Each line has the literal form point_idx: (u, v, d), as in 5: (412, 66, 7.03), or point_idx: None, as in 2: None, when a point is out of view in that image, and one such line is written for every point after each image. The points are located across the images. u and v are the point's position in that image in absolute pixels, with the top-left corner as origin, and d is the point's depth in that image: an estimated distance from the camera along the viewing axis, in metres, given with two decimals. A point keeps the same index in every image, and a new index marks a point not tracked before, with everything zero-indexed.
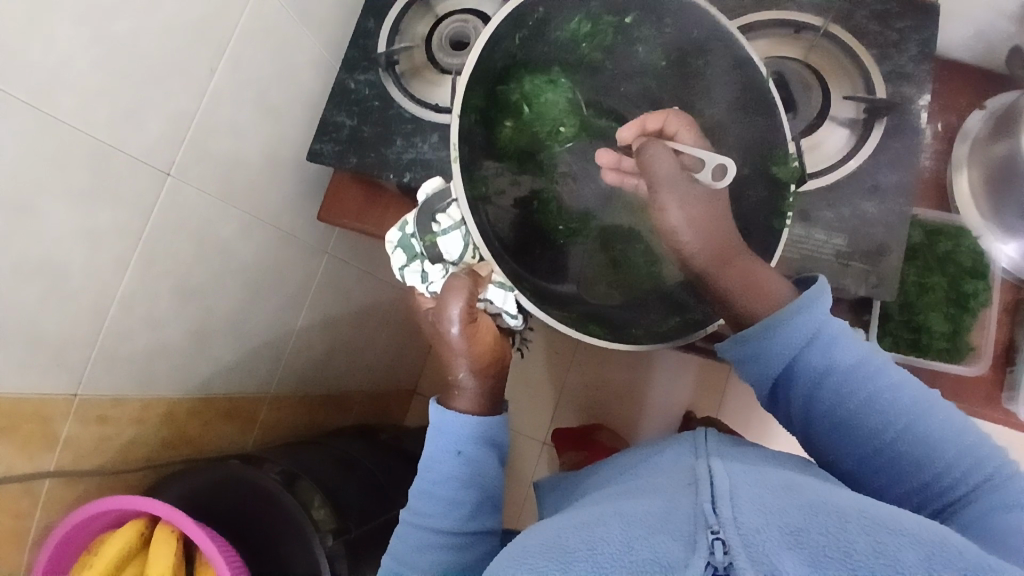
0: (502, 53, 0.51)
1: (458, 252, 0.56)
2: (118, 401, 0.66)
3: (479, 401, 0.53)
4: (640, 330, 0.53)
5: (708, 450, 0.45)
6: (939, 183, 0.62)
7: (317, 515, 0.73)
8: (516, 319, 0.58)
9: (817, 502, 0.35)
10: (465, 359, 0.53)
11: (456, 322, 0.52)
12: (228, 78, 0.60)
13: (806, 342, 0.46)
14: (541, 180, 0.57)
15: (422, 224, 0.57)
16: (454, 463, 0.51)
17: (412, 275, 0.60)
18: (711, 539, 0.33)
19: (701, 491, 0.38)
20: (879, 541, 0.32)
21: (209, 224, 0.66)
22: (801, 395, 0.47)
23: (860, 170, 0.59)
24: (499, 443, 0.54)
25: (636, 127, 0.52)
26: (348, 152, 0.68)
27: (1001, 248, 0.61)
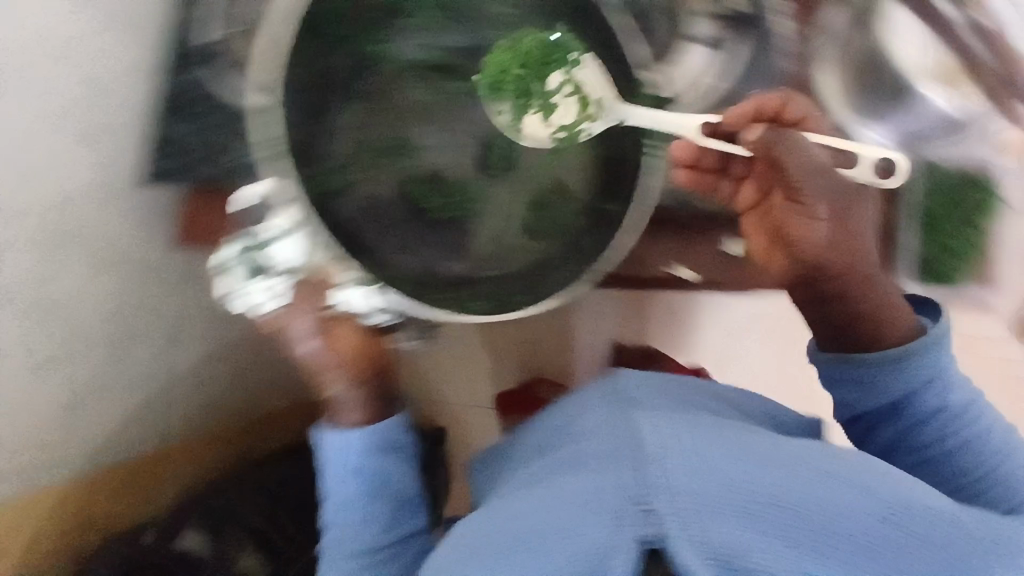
0: (321, 22, 0.46)
1: (289, 259, 0.51)
2: None
3: (364, 410, 0.50)
4: (525, 297, 0.56)
5: (617, 402, 0.47)
6: (804, 87, 0.64)
7: (244, 565, 0.70)
8: (383, 316, 0.53)
9: (740, 454, 0.38)
10: (338, 371, 0.50)
11: (306, 336, 0.51)
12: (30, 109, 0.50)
13: (926, 382, 0.48)
14: (403, 161, 0.53)
15: (247, 236, 0.53)
16: (354, 483, 0.48)
17: (244, 301, 0.55)
18: (643, 510, 0.33)
19: (630, 450, 0.38)
20: (812, 488, 0.35)
21: (50, 285, 0.56)
22: (894, 427, 0.50)
23: (729, 91, 0.60)
24: (408, 445, 0.51)
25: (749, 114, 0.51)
26: (190, 166, 0.60)
27: (868, 133, 0.61)
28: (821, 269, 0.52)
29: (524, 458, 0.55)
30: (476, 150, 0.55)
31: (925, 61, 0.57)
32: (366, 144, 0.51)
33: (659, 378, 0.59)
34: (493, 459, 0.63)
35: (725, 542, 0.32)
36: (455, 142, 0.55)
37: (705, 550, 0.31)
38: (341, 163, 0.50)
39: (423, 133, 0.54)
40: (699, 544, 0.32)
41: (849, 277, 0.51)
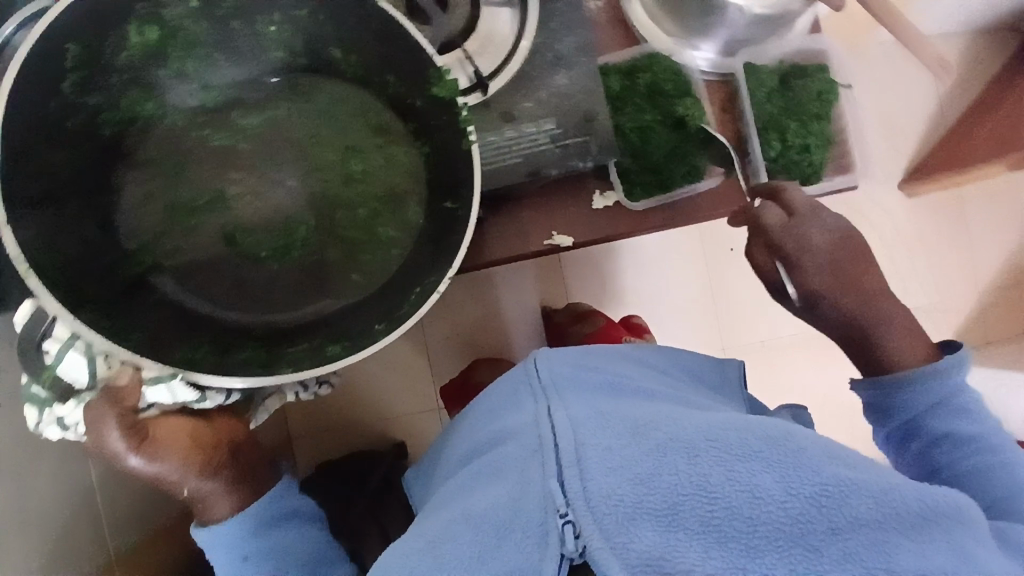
0: (58, 112, 0.43)
1: (88, 374, 0.48)
2: None
3: (232, 493, 0.54)
4: (383, 325, 0.49)
5: (548, 392, 0.50)
6: (617, 19, 0.62)
7: None
8: (206, 397, 0.53)
9: (664, 442, 0.42)
10: (182, 474, 0.51)
11: (127, 453, 0.48)
12: None
13: (937, 402, 0.53)
14: (219, 215, 0.52)
15: (30, 362, 0.48)
16: (250, 568, 0.54)
17: (52, 428, 0.50)
18: (563, 524, 0.38)
19: (549, 464, 0.42)
20: (731, 470, 0.39)
21: None
22: (920, 446, 0.53)
23: (538, 46, 0.57)
24: (290, 508, 0.57)
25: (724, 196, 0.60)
26: None
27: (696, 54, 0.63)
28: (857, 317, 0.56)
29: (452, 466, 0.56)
30: (291, 184, 0.53)
31: None
32: (162, 214, 0.50)
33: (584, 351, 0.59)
34: (428, 460, 0.65)
35: (642, 544, 0.36)
36: (279, 177, 0.53)
37: (623, 553, 0.36)
38: (140, 242, 0.49)
39: (229, 176, 0.52)
40: (618, 552, 0.36)
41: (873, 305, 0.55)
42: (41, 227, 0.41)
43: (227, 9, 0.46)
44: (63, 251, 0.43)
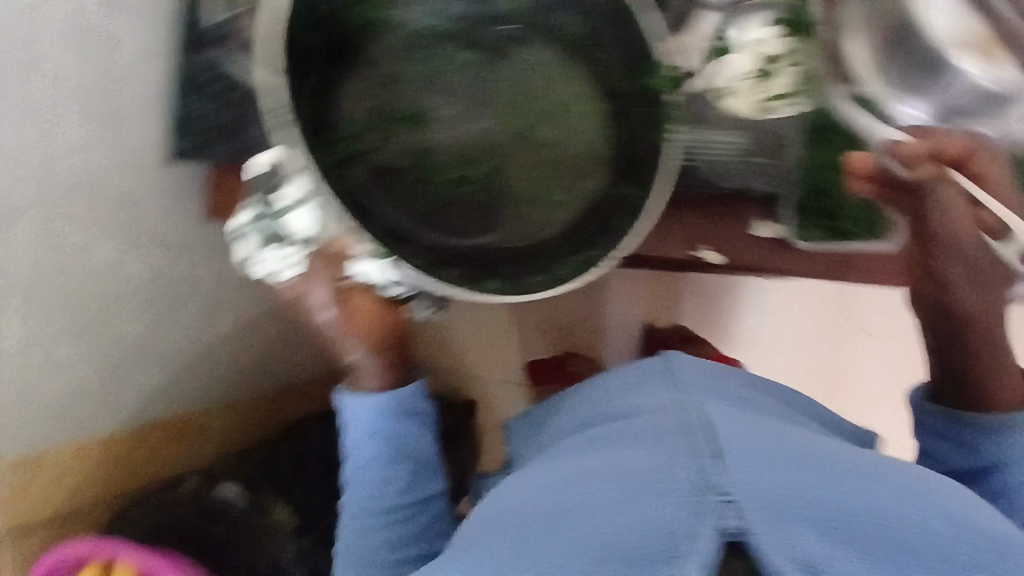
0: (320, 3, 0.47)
1: (300, 232, 0.51)
2: (41, 456, 0.64)
3: (381, 377, 0.54)
4: (541, 278, 0.54)
5: (679, 387, 0.50)
6: (836, 55, 0.61)
7: (277, 516, 0.74)
8: (403, 288, 0.53)
9: (818, 462, 0.40)
10: (354, 340, 0.53)
11: (327, 304, 0.53)
12: (56, 86, 0.52)
13: (1019, 458, 0.48)
14: (414, 133, 0.51)
15: (263, 203, 0.53)
16: (374, 445, 0.52)
17: (263, 266, 0.56)
18: (719, 503, 0.36)
19: (700, 445, 0.40)
20: (881, 498, 0.37)
21: (84, 252, 0.60)
22: (981, 492, 0.50)
23: (755, 60, 0.57)
24: (423, 409, 0.55)
25: (926, 152, 0.51)
26: (205, 144, 0.62)
27: (905, 109, 0.60)
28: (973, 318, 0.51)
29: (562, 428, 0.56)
30: (483, 126, 0.53)
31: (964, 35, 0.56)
32: (368, 115, 0.50)
33: (702, 361, 0.58)
34: (540, 412, 0.64)
35: (807, 546, 0.34)
36: (477, 116, 0.53)
37: (791, 551, 0.33)
38: (346, 134, 0.49)
39: (437, 102, 0.52)
40: (785, 546, 0.34)
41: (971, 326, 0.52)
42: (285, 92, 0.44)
43: None
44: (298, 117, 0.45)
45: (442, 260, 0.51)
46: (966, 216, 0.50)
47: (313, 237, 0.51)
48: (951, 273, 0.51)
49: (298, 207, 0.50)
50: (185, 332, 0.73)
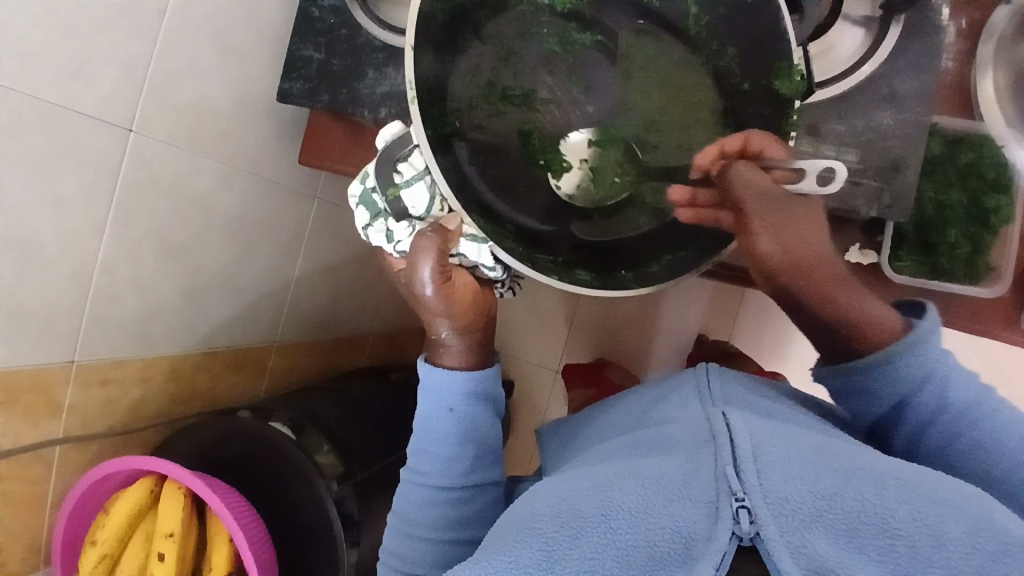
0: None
1: (425, 205, 0.57)
2: (118, 362, 0.69)
3: (467, 357, 0.56)
4: (629, 274, 0.54)
5: (716, 399, 0.47)
6: (962, 87, 0.59)
7: (323, 461, 0.75)
8: (495, 271, 0.60)
9: (847, 467, 0.36)
10: (446, 319, 0.56)
11: (429, 284, 0.55)
12: (179, 18, 0.61)
13: (917, 383, 0.46)
14: (521, 111, 0.56)
15: (382, 177, 0.57)
16: (446, 421, 0.53)
17: (377, 236, 0.62)
18: (736, 506, 0.34)
19: (722, 451, 0.38)
20: (918, 509, 0.33)
21: (183, 177, 0.69)
22: (908, 432, 0.48)
23: (875, 75, 0.58)
24: (494, 395, 0.56)
25: (715, 152, 0.51)
26: (318, 89, 0.70)
27: None
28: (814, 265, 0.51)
29: (606, 429, 0.55)
30: (589, 112, 0.56)
31: None
32: (481, 89, 0.55)
33: (752, 376, 0.55)
34: (577, 421, 0.63)
35: (818, 551, 0.32)
36: (584, 102, 0.56)
37: (799, 556, 0.31)
38: (459, 105, 0.53)
39: (542, 84, 0.56)
40: (794, 551, 0.31)
41: (809, 277, 0.51)
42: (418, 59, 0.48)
43: None
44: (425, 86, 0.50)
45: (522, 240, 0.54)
46: (767, 187, 0.50)
47: (431, 213, 0.58)
48: (763, 250, 0.52)
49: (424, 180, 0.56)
50: (262, 261, 0.85)
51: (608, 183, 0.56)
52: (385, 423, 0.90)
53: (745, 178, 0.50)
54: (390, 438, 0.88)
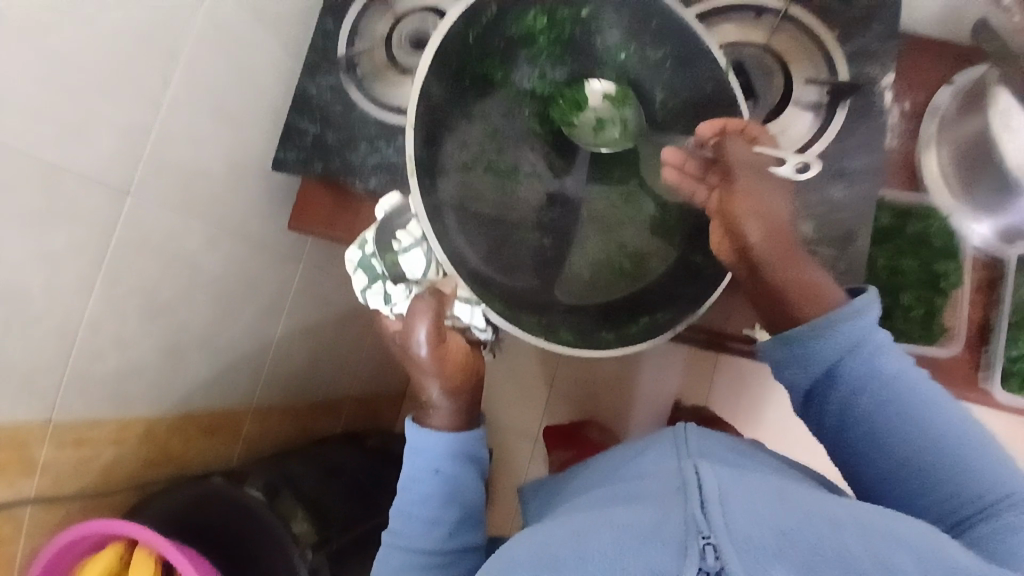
0: (456, 52, 0.54)
1: (422, 269, 0.62)
2: (94, 422, 0.69)
3: (455, 418, 0.57)
4: (610, 336, 0.59)
5: (691, 452, 0.49)
6: (909, 162, 0.68)
7: (297, 529, 0.73)
8: (485, 331, 0.63)
9: (809, 509, 0.38)
10: (436, 380, 0.57)
11: (424, 344, 0.57)
12: (180, 89, 0.65)
13: (851, 348, 0.49)
14: (509, 182, 0.61)
15: (382, 243, 0.63)
16: (430, 480, 0.54)
17: (375, 297, 0.65)
18: (703, 545, 0.35)
19: (691, 496, 0.39)
20: (873, 547, 0.35)
21: (173, 238, 0.71)
22: (839, 402, 0.49)
23: (826, 154, 0.63)
24: (478, 457, 0.57)
25: (719, 124, 0.54)
26: (312, 159, 0.74)
27: (974, 227, 0.66)
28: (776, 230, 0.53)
29: (583, 485, 0.56)
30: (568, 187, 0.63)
31: None
32: (478, 158, 0.59)
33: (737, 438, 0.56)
34: (554, 483, 0.63)
35: None
36: (561, 179, 0.63)
37: None
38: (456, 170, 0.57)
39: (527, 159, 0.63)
40: None
41: (773, 245, 0.53)
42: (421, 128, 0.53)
43: (600, 24, 0.59)
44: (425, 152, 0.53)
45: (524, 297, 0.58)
46: (756, 160, 0.54)
47: (427, 275, 0.62)
48: (742, 217, 0.53)
49: (422, 245, 0.61)
50: (241, 326, 0.86)
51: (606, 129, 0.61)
52: (362, 489, 0.89)
53: (739, 149, 0.54)
54: (369, 503, 0.87)
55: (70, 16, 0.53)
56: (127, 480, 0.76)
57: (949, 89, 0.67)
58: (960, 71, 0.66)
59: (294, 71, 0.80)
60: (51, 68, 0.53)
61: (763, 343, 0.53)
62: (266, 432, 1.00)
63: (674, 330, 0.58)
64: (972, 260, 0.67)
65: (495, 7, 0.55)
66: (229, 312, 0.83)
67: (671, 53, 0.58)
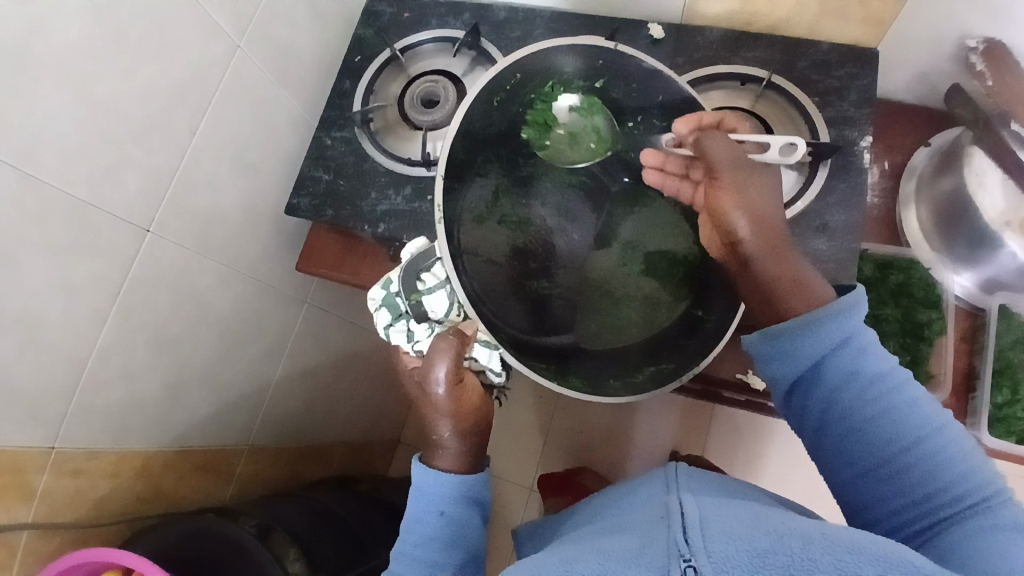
0: (481, 115, 0.61)
1: (444, 310, 0.63)
2: (93, 453, 0.69)
3: (464, 460, 0.57)
4: (616, 383, 0.61)
5: (679, 486, 0.50)
6: (889, 219, 0.75)
7: (291, 568, 0.73)
8: (499, 375, 0.64)
9: (783, 529, 0.39)
10: (450, 420, 0.57)
11: (442, 383, 0.57)
12: (205, 136, 0.70)
13: (837, 347, 0.49)
14: (519, 231, 0.67)
15: (407, 283, 0.64)
16: (435, 523, 0.54)
17: (398, 334, 0.66)
18: (683, 567, 0.36)
19: (673, 523, 0.41)
20: (840, 558, 0.35)
21: (187, 275, 0.73)
22: (821, 398, 0.50)
23: (809, 210, 0.67)
24: (482, 500, 0.58)
25: (693, 122, 0.58)
26: (323, 205, 0.78)
27: (956, 279, 0.74)
28: (767, 220, 0.54)
29: (581, 519, 0.57)
30: (578, 239, 0.68)
31: (1008, 215, 0.67)
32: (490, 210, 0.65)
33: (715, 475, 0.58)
34: (550, 521, 0.64)
35: None
36: (572, 229, 0.68)
37: None
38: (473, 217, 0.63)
39: (535, 214, 0.68)
40: None
41: (763, 235, 0.54)
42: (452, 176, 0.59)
43: (610, 99, 0.66)
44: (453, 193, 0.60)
45: (534, 331, 0.64)
46: (738, 154, 0.56)
47: (448, 317, 0.64)
48: (728, 211, 0.55)
49: (445, 288, 0.63)
50: (243, 365, 0.88)
51: (586, 148, 0.68)
52: (356, 536, 0.88)
53: (718, 144, 0.57)
54: (359, 549, 0.86)
55: (111, 65, 0.57)
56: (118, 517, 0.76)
57: (926, 150, 0.74)
58: (937, 133, 0.73)
59: (310, 124, 0.85)
60: (90, 111, 0.57)
61: (751, 339, 0.53)
62: (256, 474, 0.99)
63: (676, 381, 0.60)
64: (955, 309, 0.76)
65: (517, 75, 0.61)
66: (231, 350, 0.84)
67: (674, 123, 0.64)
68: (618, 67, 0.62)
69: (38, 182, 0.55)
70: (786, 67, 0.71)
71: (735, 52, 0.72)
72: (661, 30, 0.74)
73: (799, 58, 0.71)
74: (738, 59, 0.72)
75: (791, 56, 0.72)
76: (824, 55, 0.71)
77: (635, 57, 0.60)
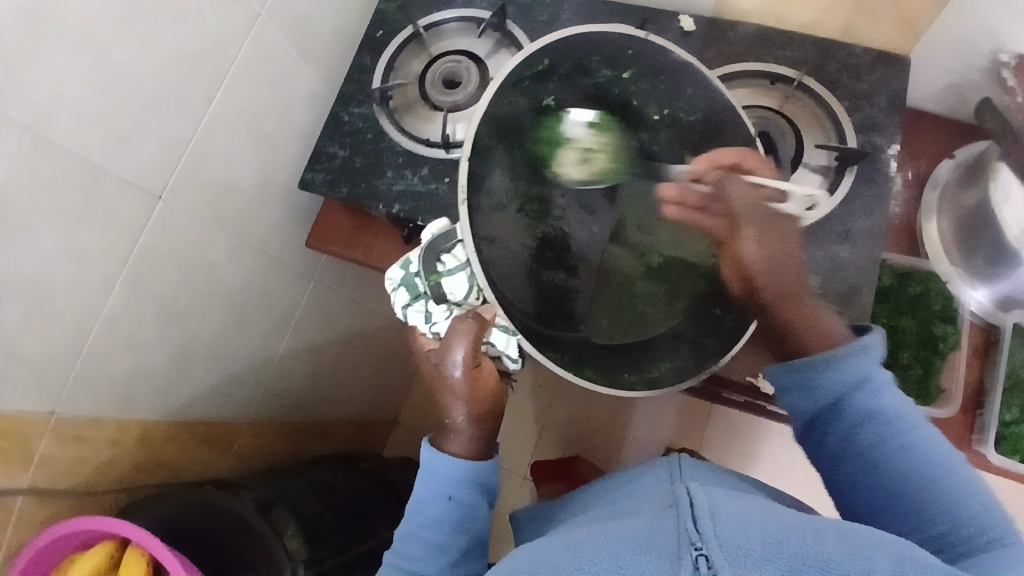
0: (508, 103, 0.61)
1: (463, 293, 0.63)
2: (95, 420, 0.69)
3: (475, 445, 0.57)
4: (634, 378, 0.61)
5: (682, 476, 0.50)
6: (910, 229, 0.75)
7: (290, 544, 0.73)
8: (515, 362, 0.64)
9: (793, 521, 0.39)
10: (465, 404, 0.57)
11: (459, 366, 0.57)
12: (222, 106, 0.68)
13: (857, 383, 0.51)
14: (540, 219, 0.65)
15: (427, 264, 0.63)
16: (442, 506, 0.54)
17: (415, 315, 0.65)
18: (695, 555, 0.36)
19: (682, 512, 0.40)
20: (852, 551, 0.36)
21: (197, 246, 0.72)
22: (841, 431, 0.52)
23: (832, 216, 0.66)
24: (490, 486, 0.57)
25: (709, 160, 0.58)
26: (339, 182, 0.77)
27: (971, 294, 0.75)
28: (788, 272, 0.55)
29: (584, 502, 0.57)
30: (598, 233, 0.66)
31: None
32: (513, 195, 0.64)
33: None
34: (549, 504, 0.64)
35: None
36: (591, 223, 0.66)
37: None
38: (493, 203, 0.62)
39: (557, 201, 0.66)
40: None
41: (779, 279, 0.54)
42: (475, 162, 0.58)
43: (637, 90, 0.65)
44: (477, 178, 0.59)
45: (541, 318, 0.62)
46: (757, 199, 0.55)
47: (468, 300, 0.63)
48: (746, 252, 0.55)
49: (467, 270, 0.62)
50: (249, 337, 0.87)
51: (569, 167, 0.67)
52: (354, 514, 0.88)
53: (738, 190, 0.56)
54: (358, 528, 0.86)
55: (131, 29, 0.56)
56: (116, 485, 0.75)
57: (952, 162, 0.74)
58: (968, 143, 0.72)
59: (327, 97, 0.84)
60: (106, 75, 0.55)
61: (772, 369, 0.55)
62: (256, 447, 0.99)
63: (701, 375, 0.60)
64: (970, 324, 0.76)
65: (546, 61, 0.61)
66: (240, 322, 0.84)
67: (701, 120, 0.63)
68: (647, 56, 0.62)
69: (49, 143, 0.53)
70: (817, 69, 0.70)
71: (767, 50, 0.71)
72: (692, 22, 0.73)
73: (830, 60, 0.70)
74: (770, 58, 0.71)
75: (822, 57, 0.71)
76: (855, 59, 0.70)
77: (666, 48, 0.60)
